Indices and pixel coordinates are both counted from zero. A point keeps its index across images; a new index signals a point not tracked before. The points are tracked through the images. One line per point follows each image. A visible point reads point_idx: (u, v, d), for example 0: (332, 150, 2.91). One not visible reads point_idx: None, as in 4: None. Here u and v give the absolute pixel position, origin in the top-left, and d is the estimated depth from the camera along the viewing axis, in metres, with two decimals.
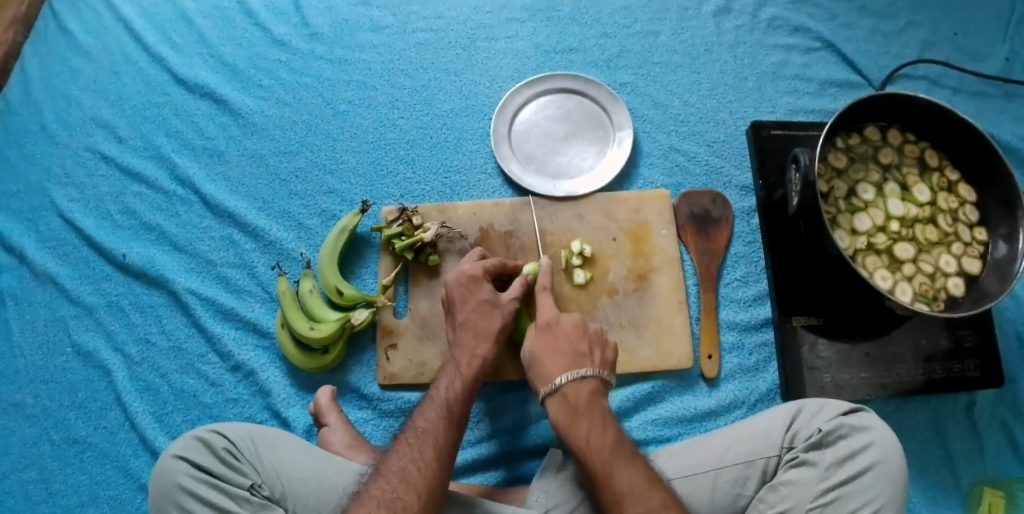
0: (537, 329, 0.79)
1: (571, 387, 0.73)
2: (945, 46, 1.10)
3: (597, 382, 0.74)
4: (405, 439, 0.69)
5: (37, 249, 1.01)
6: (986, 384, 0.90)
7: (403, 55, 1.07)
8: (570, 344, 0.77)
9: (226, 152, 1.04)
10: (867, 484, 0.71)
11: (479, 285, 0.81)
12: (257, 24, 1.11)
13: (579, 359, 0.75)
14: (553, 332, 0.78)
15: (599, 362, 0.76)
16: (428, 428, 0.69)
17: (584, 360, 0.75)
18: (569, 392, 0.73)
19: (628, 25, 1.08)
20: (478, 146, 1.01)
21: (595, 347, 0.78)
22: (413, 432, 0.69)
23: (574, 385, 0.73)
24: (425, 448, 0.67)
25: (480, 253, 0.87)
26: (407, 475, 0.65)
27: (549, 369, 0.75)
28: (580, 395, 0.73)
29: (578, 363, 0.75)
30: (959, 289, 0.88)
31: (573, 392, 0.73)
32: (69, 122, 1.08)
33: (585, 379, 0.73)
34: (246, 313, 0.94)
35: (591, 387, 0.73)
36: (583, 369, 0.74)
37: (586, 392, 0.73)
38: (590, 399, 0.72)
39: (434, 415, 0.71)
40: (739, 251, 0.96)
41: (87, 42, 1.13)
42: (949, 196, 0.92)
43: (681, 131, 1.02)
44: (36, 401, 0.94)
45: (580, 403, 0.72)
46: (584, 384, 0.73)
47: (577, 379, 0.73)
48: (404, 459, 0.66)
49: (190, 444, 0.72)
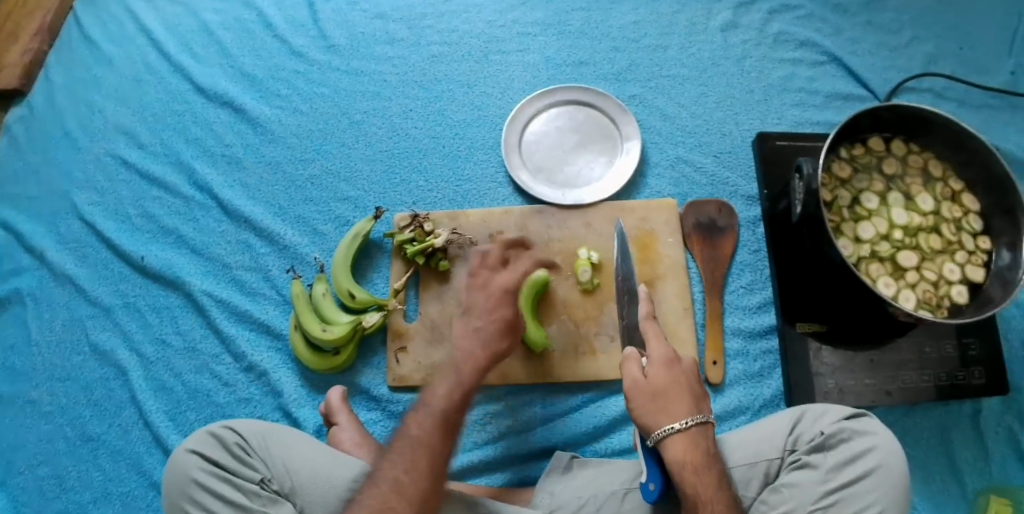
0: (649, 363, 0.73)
1: (700, 433, 0.68)
2: (950, 59, 1.12)
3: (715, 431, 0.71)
4: (398, 448, 0.69)
5: (57, 251, 1.04)
6: (991, 392, 0.91)
7: (418, 67, 1.10)
8: (687, 372, 0.73)
9: (245, 159, 1.07)
10: (869, 487, 0.72)
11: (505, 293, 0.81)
12: (277, 36, 1.14)
13: (700, 402, 0.72)
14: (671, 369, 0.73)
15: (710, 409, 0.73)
16: (421, 438, 0.69)
17: (704, 405, 0.72)
18: (699, 437, 0.68)
19: (637, 39, 1.11)
20: (489, 155, 1.04)
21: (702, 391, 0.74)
22: (407, 440, 0.70)
23: (704, 430, 0.69)
24: (418, 459, 0.68)
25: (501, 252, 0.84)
26: (399, 486, 0.66)
27: (673, 406, 0.70)
28: (707, 442, 0.69)
29: (703, 408, 0.71)
30: (963, 297, 0.89)
31: (703, 440, 0.68)
32: (92, 129, 1.12)
33: (711, 425, 0.70)
34: (260, 315, 0.96)
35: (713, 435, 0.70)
36: (709, 415, 0.70)
37: (710, 440, 0.69)
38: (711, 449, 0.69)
39: (427, 424, 0.70)
40: (745, 260, 0.98)
41: (111, 51, 1.17)
42: (952, 205, 0.94)
43: (688, 143, 1.04)
44: (52, 399, 0.96)
45: (709, 451, 0.68)
46: (710, 432, 0.69)
47: (708, 425, 0.69)
48: (396, 469, 0.67)
49: (202, 439, 0.74)
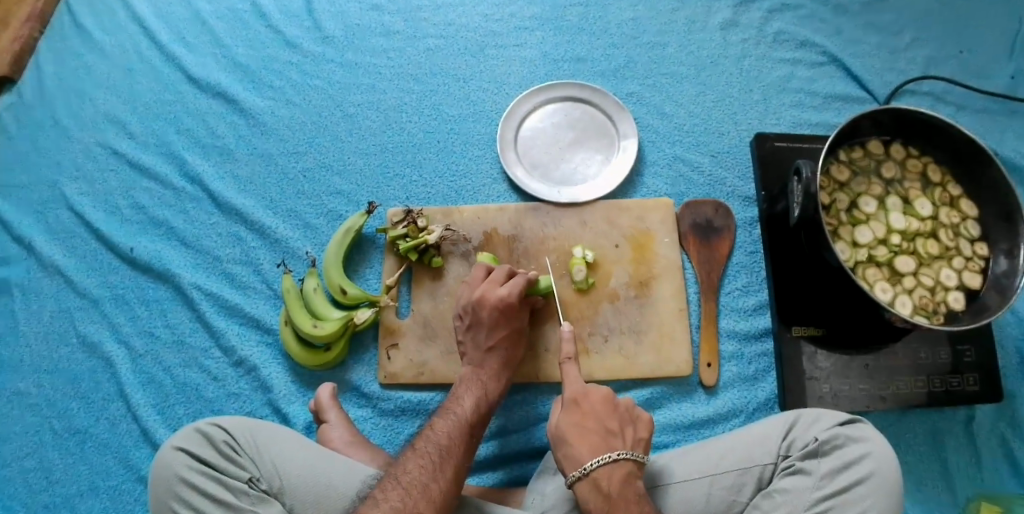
0: (565, 407, 0.77)
1: (604, 474, 0.70)
2: (950, 63, 1.11)
3: (631, 467, 0.71)
4: (427, 453, 0.70)
5: (46, 240, 1.02)
6: (986, 399, 0.91)
7: (413, 61, 1.09)
8: (597, 409, 0.75)
9: (236, 151, 1.05)
10: (863, 494, 0.71)
11: (514, 315, 0.84)
12: (271, 26, 1.13)
13: (611, 439, 0.73)
14: (582, 410, 0.76)
15: (630, 444, 0.73)
16: (452, 447, 0.72)
17: (615, 441, 0.73)
18: (602, 479, 0.70)
19: (635, 36, 1.10)
20: (484, 151, 1.02)
21: (625, 425, 0.75)
22: (436, 447, 0.71)
23: (609, 471, 0.70)
24: (446, 468, 0.69)
25: (508, 270, 0.87)
26: (427, 492, 0.66)
27: (578, 449, 0.72)
28: (613, 483, 0.69)
29: (611, 446, 0.72)
30: (959, 303, 0.89)
31: (606, 479, 0.69)
32: (82, 118, 1.10)
33: (620, 463, 0.70)
34: (250, 310, 0.95)
35: (625, 474, 0.70)
36: (617, 453, 0.71)
37: (620, 478, 0.70)
38: (623, 486, 0.69)
39: (456, 435, 0.73)
40: (741, 261, 0.97)
41: (103, 39, 1.15)
42: (951, 211, 0.93)
43: (685, 142, 1.03)
44: (39, 391, 0.95)
45: (613, 492, 0.69)
46: (618, 470, 0.70)
47: (610, 464, 0.70)
48: (425, 476, 0.68)
49: (190, 436, 0.73)
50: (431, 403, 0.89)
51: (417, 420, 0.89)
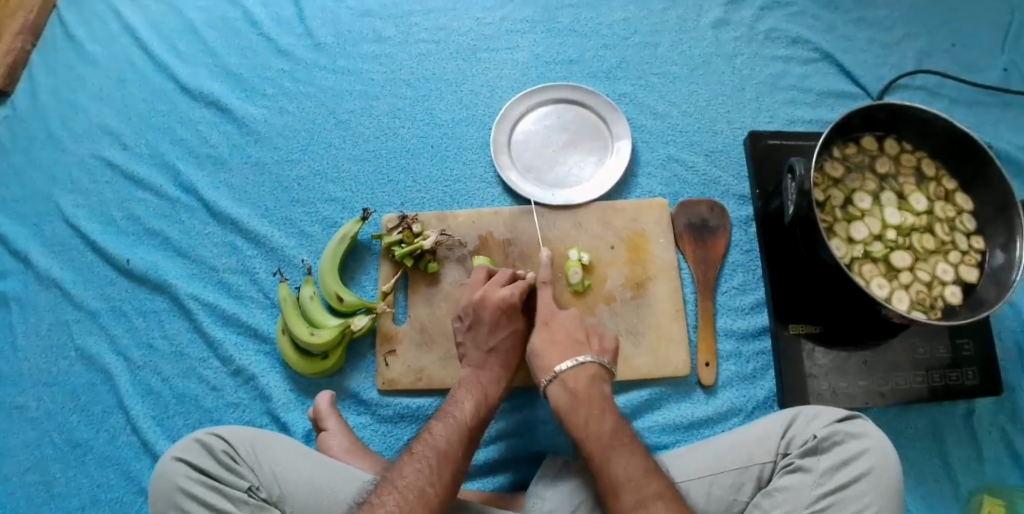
0: (536, 328, 0.83)
1: (571, 375, 0.77)
2: (942, 57, 1.11)
3: (596, 369, 0.78)
4: (425, 455, 0.70)
5: (42, 254, 1.02)
6: (985, 392, 0.90)
7: (405, 66, 1.09)
8: (567, 325, 0.82)
9: (230, 160, 1.05)
10: (862, 490, 0.71)
11: (516, 315, 0.85)
12: (262, 34, 1.13)
13: (579, 346, 0.79)
14: (552, 325, 0.82)
15: (597, 350, 0.80)
16: (450, 450, 0.72)
17: (583, 348, 0.79)
18: (569, 379, 0.77)
19: (627, 37, 1.10)
20: (477, 155, 1.02)
21: (592, 336, 0.82)
22: (434, 450, 0.71)
23: (575, 373, 0.77)
24: (444, 470, 0.69)
25: (511, 273, 0.88)
26: (424, 496, 0.67)
27: (548, 357, 0.79)
28: (578, 382, 0.76)
29: (578, 351, 0.79)
30: (956, 298, 0.89)
31: (573, 381, 0.76)
32: (76, 129, 1.10)
33: (585, 366, 0.77)
34: (247, 319, 0.95)
35: (591, 374, 0.77)
36: (582, 357, 0.78)
37: (586, 379, 0.77)
38: (589, 385, 0.76)
39: (456, 437, 0.73)
40: (737, 260, 0.97)
41: (95, 51, 1.15)
42: (946, 205, 0.93)
43: (679, 141, 1.03)
44: (39, 404, 0.95)
45: (579, 390, 0.76)
46: (584, 372, 0.77)
47: (576, 367, 0.77)
48: (422, 478, 0.68)
49: (188, 446, 0.73)
50: (430, 409, 0.89)
51: (416, 426, 0.89)
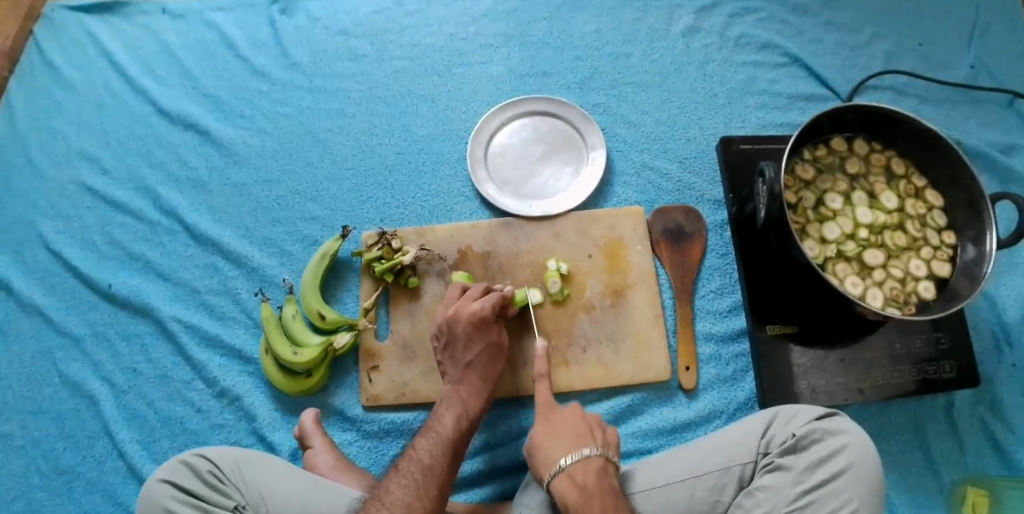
0: (538, 420, 0.79)
1: (579, 471, 0.71)
2: (910, 56, 1.13)
3: (603, 463, 0.72)
4: (410, 472, 0.71)
5: (24, 281, 1.03)
6: (962, 384, 0.92)
7: (381, 83, 1.10)
8: (573, 418, 0.78)
9: (209, 182, 1.06)
10: (841, 487, 0.72)
11: (488, 328, 0.85)
12: (238, 56, 1.14)
13: (582, 440, 0.75)
14: (552, 420, 0.78)
15: (602, 444, 0.75)
16: (435, 466, 0.72)
17: (586, 440, 0.74)
18: (577, 473, 0.71)
19: (599, 47, 1.11)
20: (455, 169, 1.04)
21: (595, 429, 0.77)
22: (419, 467, 0.72)
23: (583, 466, 0.71)
24: (430, 486, 0.70)
25: (484, 287, 0.89)
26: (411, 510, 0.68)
27: (552, 452, 0.74)
28: (587, 476, 0.71)
29: (582, 444, 0.74)
30: (929, 293, 0.90)
31: (581, 475, 0.71)
32: (55, 155, 1.11)
33: (591, 459, 0.72)
34: (231, 340, 0.96)
35: (598, 468, 0.72)
36: (589, 449, 0.73)
37: (594, 474, 0.71)
38: (598, 480, 0.70)
39: (440, 452, 0.74)
40: (714, 264, 0.98)
41: (72, 77, 1.15)
42: (916, 202, 0.95)
43: (653, 149, 1.05)
44: (24, 432, 0.95)
45: (589, 484, 0.70)
46: (591, 465, 0.71)
47: (583, 459, 0.72)
48: (409, 496, 0.69)
49: (174, 467, 0.73)
50: (414, 423, 0.90)
51: (401, 441, 0.90)
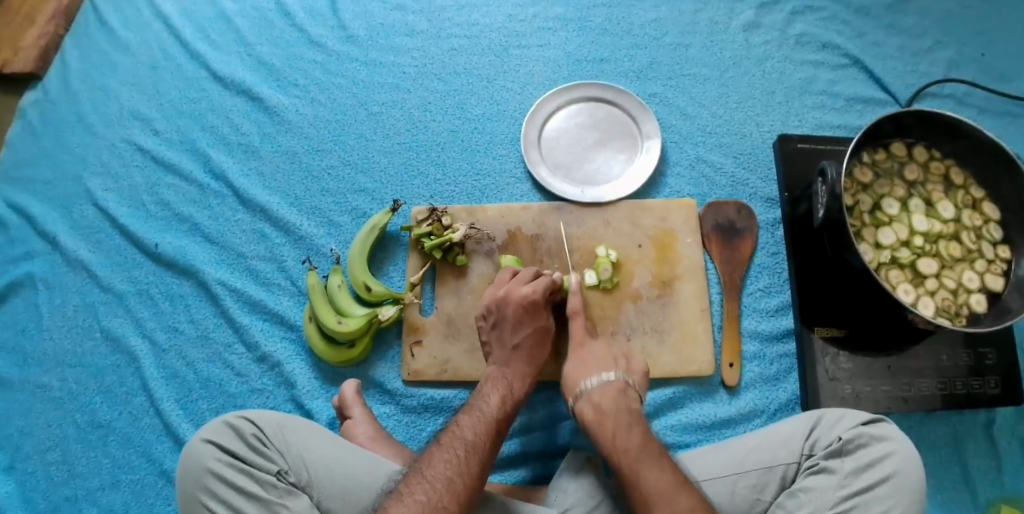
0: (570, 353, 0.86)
1: (598, 391, 0.79)
2: (971, 66, 1.11)
3: (621, 383, 0.79)
4: (453, 447, 0.70)
5: (70, 236, 1.03)
6: (1006, 402, 0.90)
7: (437, 60, 1.09)
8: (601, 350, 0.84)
9: (260, 148, 1.06)
10: (885, 494, 0.71)
11: (538, 313, 0.85)
12: (294, 25, 1.13)
13: (607, 364, 0.82)
14: (583, 350, 0.85)
15: (625, 370, 0.82)
16: (477, 443, 0.71)
17: (609, 365, 0.82)
18: (596, 396, 0.78)
19: (658, 37, 1.10)
20: (507, 151, 1.03)
21: (620, 359, 0.84)
22: (462, 443, 0.70)
23: (601, 388, 0.79)
24: (471, 462, 0.69)
25: (535, 272, 0.89)
26: (453, 485, 0.66)
27: (577, 378, 0.82)
28: (605, 397, 0.78)
29: (604, 369, 0.81)
30: (981, 305, 0.89)
31: (598, 397, 0.78)
32: (107, 113, 1.11)
33: (609, 382, 0.79)
34: (274, 306, 0.96)
35: (617, 389, 0.79)
36: (608, 374, 0.80)
37: (611, 394, 0.78)
38: (615, 400, 0.78)
39: (483, 430, 0.73)
40: (763, 262, 0.97)
41: (126, 37, 1.16)
42: (973, 213, 0.93)
43: (708, 143, 1.04)
44: (62, 384, 0.96)
45: (605, 404, 0.77)
46: (609, 387, 0.79)
47: (602, 382, 0.79)
48: (450, 469, 0.67)
49: (218, 429, 0.73)
50: (454, 401, 0.90)
51: (440, 417, 0.90)
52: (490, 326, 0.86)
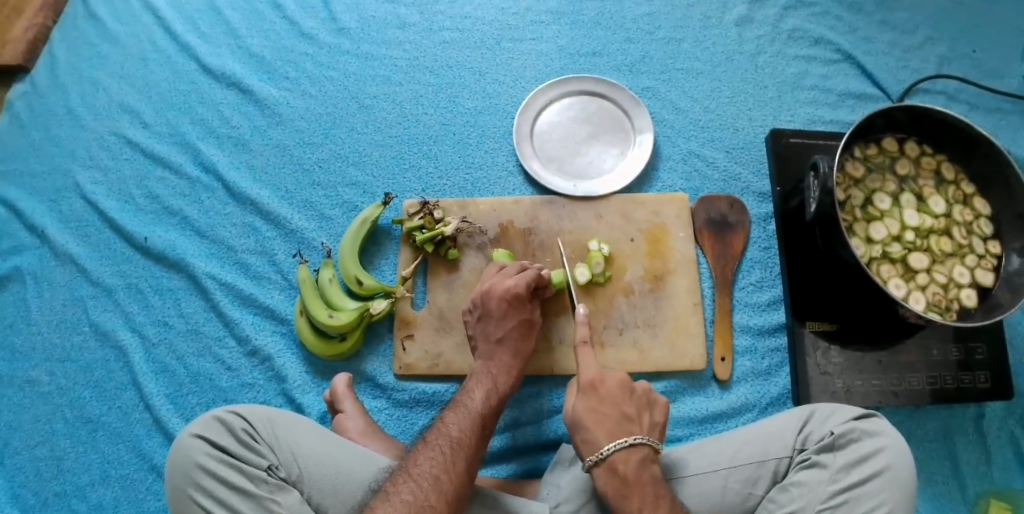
0: (583, 393, 0.78)
1: (620, 457, 0.71)
2: (963, 62, 1.11)
3: (647, 451, 0.72)
4: (438, 445, 0.69)
5: (59, 230, 1.02)
6: (995, 396, 0.91)
7: (429, 53, 1.09)
8: (614, 397, 0.76)
9: (251, 141, 1.06)
10: (876, 489, 0.71)
11: (521, 305, 0.85)
12: (286, 18, 1.12)
13: (628, 425, 0.74)
14: (599, 395, 0.77)
15: (646, 430, 0.75)
16: (463, 440, 0.71)
17: (631, 426, 0.74)
18: (618, 463, 0.71)
19: (651, 31, 1.10)
20: (499, 144, 1.03)
21: (641, 411, 0.77)
22: (447, 440, 0.70)
23: (625, 455, 0.71)
24: (458, 460, 0.68)
25: (520, 265, 0.88)
26: (439, 483, 0.65)
27: (595, 437, 0.73)
28: (629, 465, 0.70)
29: (627, 431, 0.73)
30: (972, 300, 0.89)
31: (623, 464, 0.70)
32: (96, 106, 1.10)
33: (635, 448, 0.71)
34: (265, 300, 0.95)
35: (641, 457, 0.71)
36: (633, 437, 0.72)
37: (636, 462, 0.71)
38: (640, 469, 0.70)
39: (468, 428, 0.73)
40: (755, 256, 0.97)
41: (116, 29, 1.15)
42: (964, 209, 0.93)
43: (700, 137, 1.04)
44: (51, 379, 0.95)
45: (630, 474, 0.70)
46: (634, 454, 0.71)
47: (627, 447, 0.71)
48: (436, 467, 0.67)
49: (208, 423, 0.73)
50: (446, 395, 0.90)
51: (432, 411, 0.89)
52: (479, 320, 0.86)
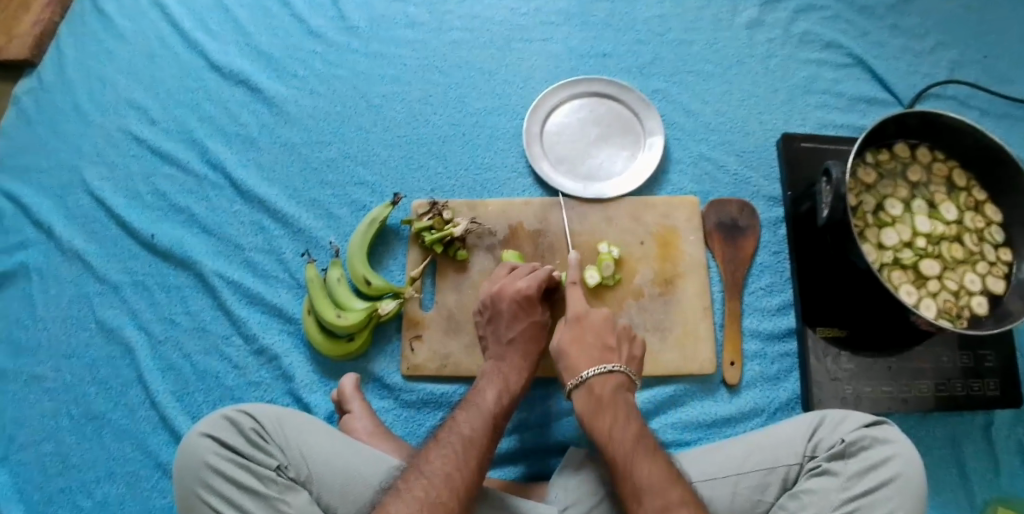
0: (568, 323, 0.82)
1: (597, 382, 0.76)
2: (974, 68, 1.10)
3: (622, 378, 0.77)
4: (450, 443, 0.69)
5: (66, 226, 1.02)
6: (1005, 404, 0.90)
7: (439, 52, 1.08)
8: (596, 328, 0.81)
9: (259, 139, 1.05)
10: (887, 496, 0.70)
11: (532, 307, 0.84)
12: (294, 15, 1.12)
13: (608, 354, 0.78)
14: (582, 326, 0.81)
15: (625, 360, 0.79)
16: (475, 438, 0.71)
17: (612, 356, 0.78)
18: (595, 385, 0.76)
19: (661, 33, 1.09)
20: (509, 145, 1.02)
21: (623, 342, 0.81)
22: (459, 437, 0.70)
23: (601, 379, 0.76)
24: (469, 458, 0.68)
25: (531, 267, 0.88)
26: (451, 481, 0.65)
27: (574, 362, 0.78)
28: (605, 388, 0.75)
29: (606, 359, 0.78)
30: (982, 308, 0.88)
31: (599, 388, 0.75)
32: (103, 102, 1.09)
33: (611, 374, 0.76)
34: (273, 298, 0.95)
35: (616, 383, 0.76)
36: (611, 365, 0.77)
37: (611, 387, 0.76)
38: (614, 393, 0.75)
39: (480, 426, 0.72)
40: (765, 261, 0.97)
41: (124, 25, 1.14)
42: (975, 215, 0.93)
43: (710, 140, 1.03)
44: (57, 375, 0.94)
45: (605, 396, 0.75)
46: (610, 379, 0.76)
47: (604, 373, 0.76)
48: (448, 465, 0.66)
49: (217, 423, 0.72)
50: (454, 396, 0.90)
51: (439, 413, 0.89)
52: (488, 322, 0.85)
